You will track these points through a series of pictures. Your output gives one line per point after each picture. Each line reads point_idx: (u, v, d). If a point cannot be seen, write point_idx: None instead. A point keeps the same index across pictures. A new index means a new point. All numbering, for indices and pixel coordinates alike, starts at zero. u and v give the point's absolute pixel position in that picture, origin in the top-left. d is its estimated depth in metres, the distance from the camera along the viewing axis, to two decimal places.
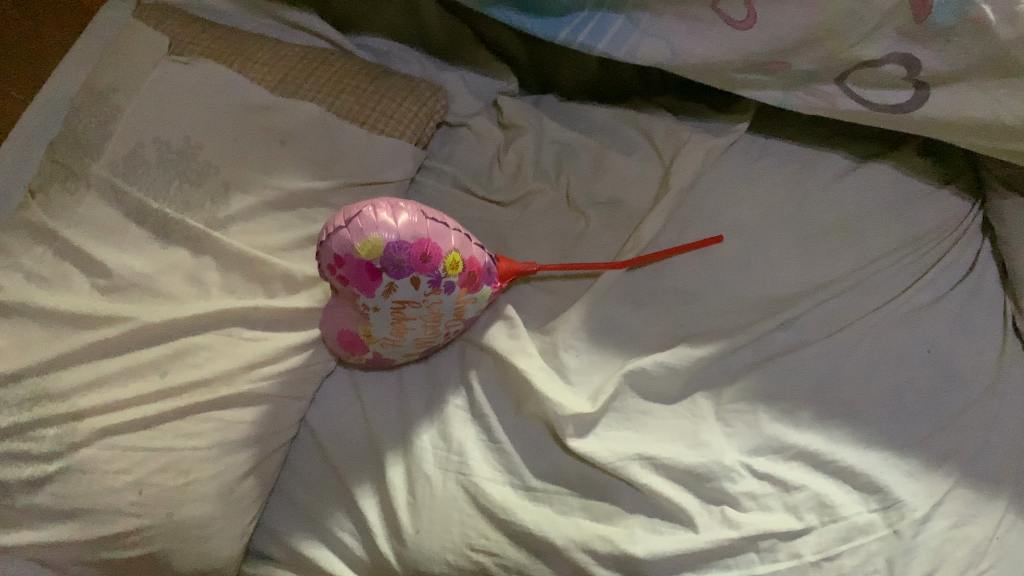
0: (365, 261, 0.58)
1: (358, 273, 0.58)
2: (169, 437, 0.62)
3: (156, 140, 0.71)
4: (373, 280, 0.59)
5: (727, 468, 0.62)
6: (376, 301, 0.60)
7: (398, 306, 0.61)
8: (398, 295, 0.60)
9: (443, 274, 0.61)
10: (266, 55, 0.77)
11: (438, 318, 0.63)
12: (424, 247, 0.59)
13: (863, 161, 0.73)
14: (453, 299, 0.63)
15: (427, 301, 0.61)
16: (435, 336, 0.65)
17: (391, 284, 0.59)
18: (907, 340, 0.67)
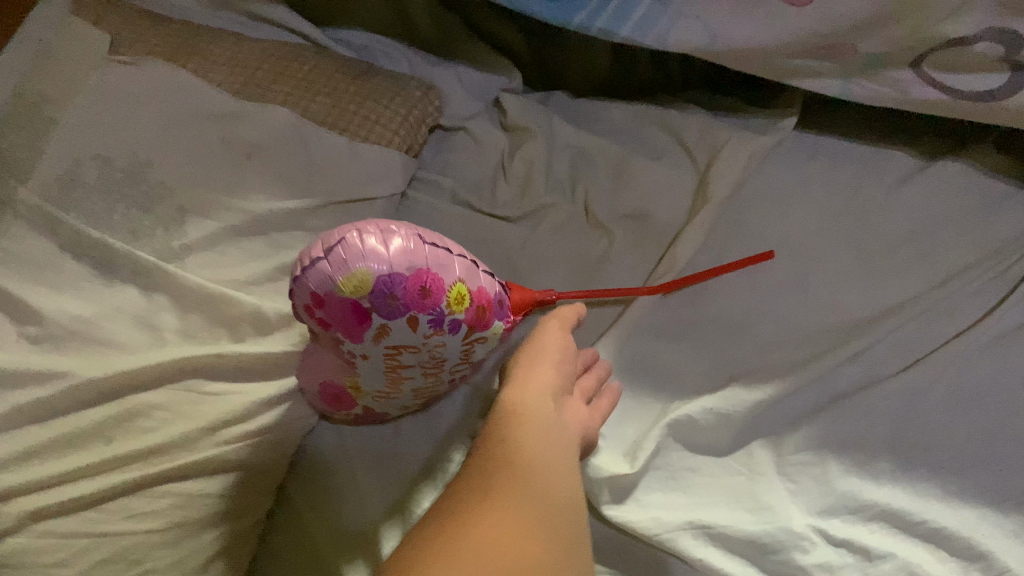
0: (349, 300, 0.46)
1: (342, 315, 0.46)
2: (118, 519, 0.50)
3: (96, 156, 0.59)
4: (361, 323, 0.47)
5: (797, 537, 0.51)
6: (365, 347, 0.48)
7: (392, 353, 0.49)
8: (393, 339, 0.48)
9: (446, 313, 0.48)
10: (227, 52, 0.66)
11: (443, 364, 0.51)
12: (423, 281, 0.47)
13: (928, 162, 0.62)
14: (460, 342, 0.50)
15: (428, 346, 0.49)
16: (439, 383, 0.54)
17: (383, 327, 0.47)
18: (1001, 370, 0.56)
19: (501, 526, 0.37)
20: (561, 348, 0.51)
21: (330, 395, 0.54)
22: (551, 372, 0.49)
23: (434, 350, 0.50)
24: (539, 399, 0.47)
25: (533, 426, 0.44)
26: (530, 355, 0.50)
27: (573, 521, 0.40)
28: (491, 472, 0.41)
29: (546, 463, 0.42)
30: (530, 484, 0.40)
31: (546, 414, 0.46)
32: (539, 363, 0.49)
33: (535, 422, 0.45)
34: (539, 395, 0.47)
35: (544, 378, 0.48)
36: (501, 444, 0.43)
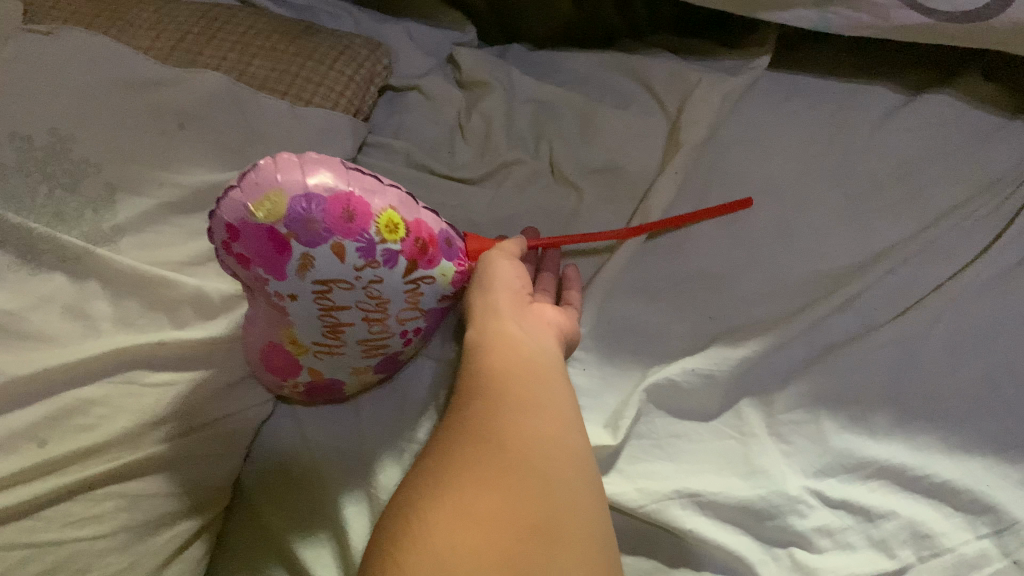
0: (266, 227, 0.43)
1: (260, 247, 0.43)
2: (57, 528, 0.45)
3: (12, 135, 0.54)
4: (281, 253, 0.43)
5: (793, 500, 0.48)
6: (292, 288, 0.45)
7: (322, 290, 0.45)
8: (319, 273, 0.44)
9: (376, 241, 0.45)
10: (153, 16, 0.61)
11: (385, 308, 0.47)
12: (345, 203, 0.44)
13: (914, 95, 0.58)
14: (398, 278, 0.47)
15: (361, 280, 0.45)
16: (388, 337, 0.49)
17: (307, 258, 0.44)
18: (1001, 310, 0.53)
19: (488, 449, 0.35)
20: (517, 275, 0.50)
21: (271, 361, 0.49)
22: (511, 301, 0.48)
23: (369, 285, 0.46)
24: (504, 325, 0.45)
25: (499, 351, 0.43)
26: (486, 280, 0.49)
27: (562, 426, 0.39)
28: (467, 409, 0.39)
29: (522, 379, 0.41)
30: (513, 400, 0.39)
31: (515, 336, 0.44)
32: (493, 293, 0.48)
33: (502, 349, 0.43)
34: (505, 320, 0.46)
35: (502, 303, 0.47)
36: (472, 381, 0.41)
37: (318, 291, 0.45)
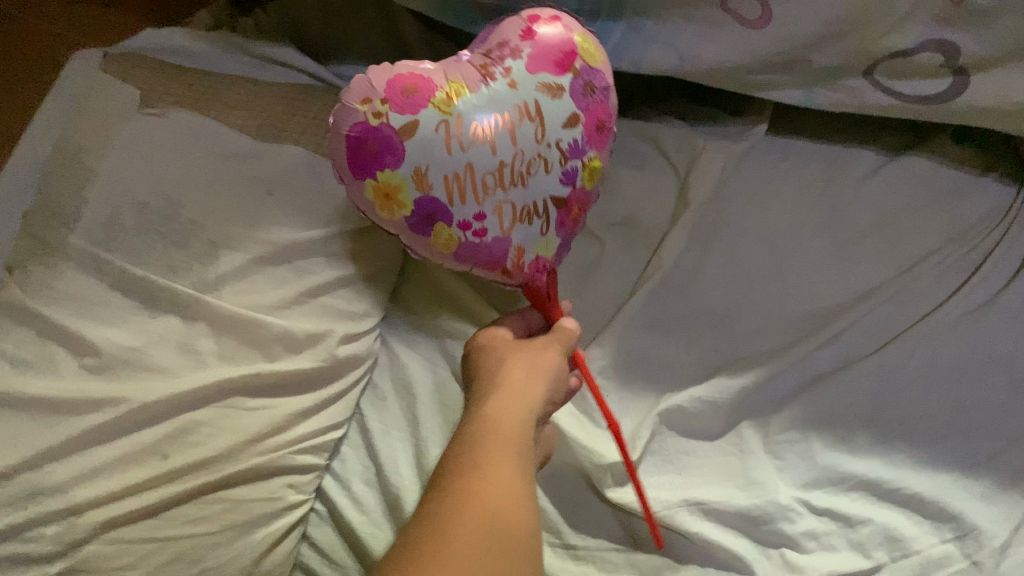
0: (569, 48, 0.54)
1: (549, 53, 0.54)
2: (178, 525, 0.58)
3: (133, 201, 0.66)
4: (558, 73, 0.53)
5: (784, 508, 0.57)
6: (534, 83, 0.52)
7: (539, 123, 0.52)
8: (548, 121, 0.52)
9: (581, 157, 0.54)
10: (245, 98, 0.74)
11: (484, 197, 0.51)
12: (602, 116, 0.55)
13: (893, 156, 0.68)
14: (549, 187, 0.53)
15: (552, 145, 0.52)
16: (487, 193, 0.51)
17: (565, 88, 0.53)
18: (969, 344, 0.61)
19: (468, 525, 0.37)
20: (555, 366, 0.52)
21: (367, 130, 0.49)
22: (539, 390, 0.50)
23: (524, 171, 0.52)
24: (518, 409, 0.47)
25: (510, 437, 0.44)
26: (527, 364, 0.51)
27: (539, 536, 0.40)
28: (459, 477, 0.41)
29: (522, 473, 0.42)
30: (506, 491, 0.40)
31: (527, 429, 0.46)
32: (523, 375, 0.50)
33: (511, 435, 0.45)
34: (526, 408, 0.47)
35: (531, 390, 0.49)
36: (472, 449, 0.43)
37: (538, 129, 0.52)
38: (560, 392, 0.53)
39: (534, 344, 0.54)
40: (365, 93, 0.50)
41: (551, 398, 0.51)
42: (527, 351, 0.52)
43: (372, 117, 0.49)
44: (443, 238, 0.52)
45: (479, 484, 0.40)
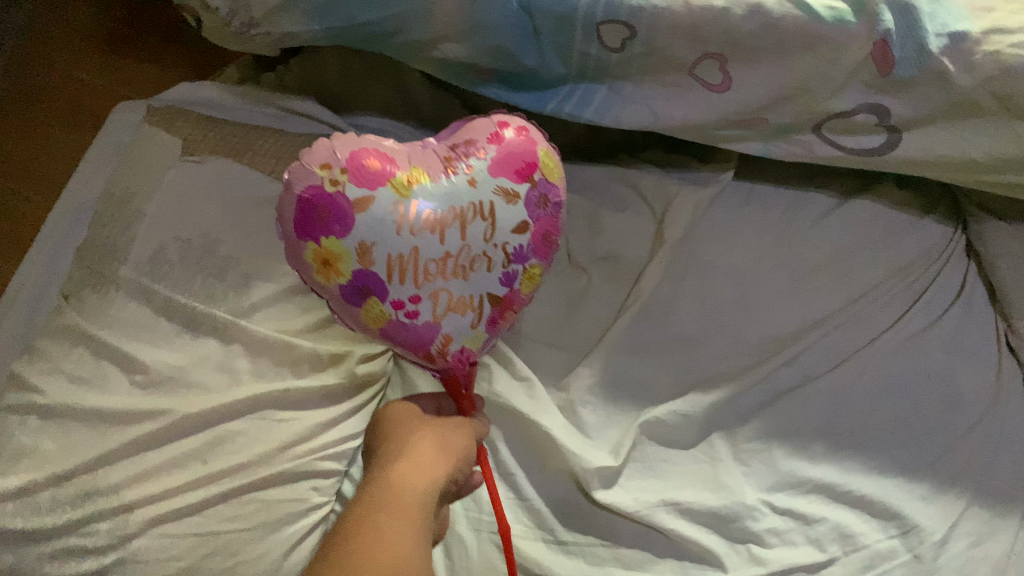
0: (534, 159, 0.59)
1: (514, 157, 0.58)
2: (216, 522, 0.65)
3: (177, 239, 0.76)
4: (516, 181, 0.57)
5: (750, 508, 0.65)
6: (493, 186, 0.56)
7: (490, 224, 0.56)
8: (499, 223, 0.56)
9: (523, 264, 0.58)
10: (273, 147, 0.84)
11: (421, 284, 0.55)
12: (549, 230, 0.60)
13: (846, 199, 0.77)
14: (486, 286, 0.57)
15: (499, 247, 0.56)
16: (423, 279, 0.55)
17: (520, 198, 0.57)
18: (907, 365, 0.70)
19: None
20: (463, 443, 0.57)
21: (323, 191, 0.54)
22: (444, 461, 0.54)
23: (466, 265, 0.56)
24: (420, 475, 0.52)
25: (410, 510, 0.49)
26: (437, 442, 0.55)
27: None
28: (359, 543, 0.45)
29: (418, 545, 0.47)
30: (402, 562, 0.45)
31: (428, 504, 0.50)
32: (433, 452, 0.54)
33: (412, 509, 0.49)
34: (431, 484, 0.52)
35: (438, 466, 0.53)
36: (372, 519, 0.47)
37: (488, 229, 0.56)
38: (467, 468, 0.57)
39: (449, 423, 0.58)
40: (327, 159, 0.54)
41: (457, 474, 0.56)
42: (440, 429, 0.57)
43: (330, 183, 0.54)
44: (375, 312, 0.56)
45: (376, 554, 0.45)
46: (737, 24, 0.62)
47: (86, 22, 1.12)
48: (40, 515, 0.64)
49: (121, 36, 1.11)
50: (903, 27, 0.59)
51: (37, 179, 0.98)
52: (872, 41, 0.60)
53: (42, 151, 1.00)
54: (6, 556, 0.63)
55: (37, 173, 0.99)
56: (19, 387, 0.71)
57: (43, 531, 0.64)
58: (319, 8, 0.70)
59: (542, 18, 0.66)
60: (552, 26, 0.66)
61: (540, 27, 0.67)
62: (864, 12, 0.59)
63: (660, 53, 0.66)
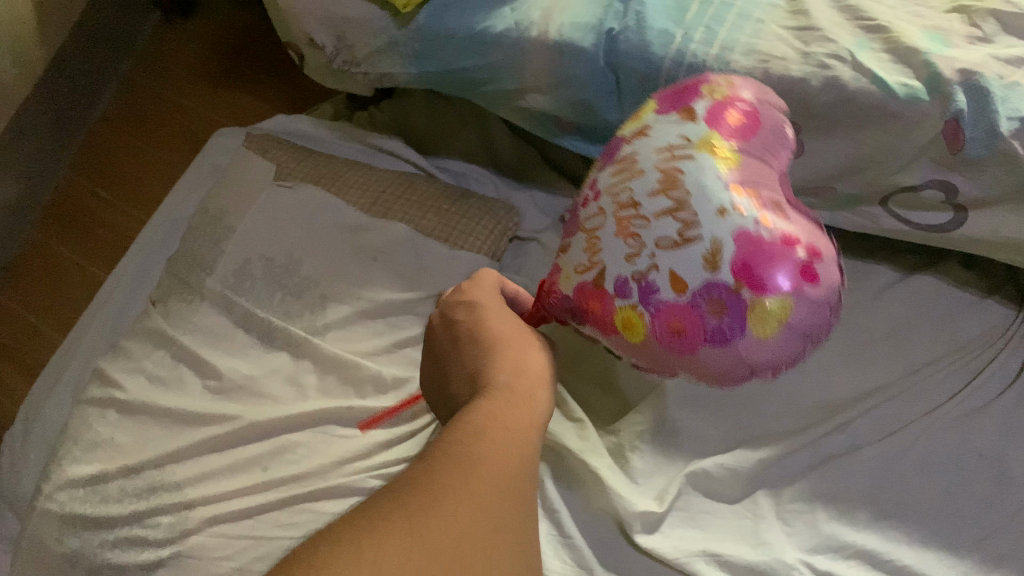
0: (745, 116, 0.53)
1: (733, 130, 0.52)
2: (271, 527, 0.66)
3: (262, 256, 0.81)
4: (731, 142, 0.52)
5: (789, 566, 0.64)
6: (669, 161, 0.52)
7: (681, 221, 0.50)
8: (672, 235, 0.50)
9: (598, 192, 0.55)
10: (360, 180, 0.87)
11: (715, 269, 0.48)
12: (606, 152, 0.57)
13: (909, 273, 0.78)
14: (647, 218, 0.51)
15: (638, 217, 0.51)
16: (627, 231, 0.52)
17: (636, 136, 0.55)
18: (960, 442, 0.69)
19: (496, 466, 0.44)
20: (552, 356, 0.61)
21: (760, 278, 0.47)
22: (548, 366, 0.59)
23: (626, 216, 0.52)
24: (535, 383, 0.56)
25: (529, 408, 0.52)
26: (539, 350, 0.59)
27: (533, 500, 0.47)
28: (492, 423, 0.48)
29: (534, 441, 0.50)
30: (522, 455, 0.47)
31: (539, 407, 0.54)
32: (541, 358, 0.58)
33: (528, 409, 0.52)
34: (542, 387, 0.56)
35: (544, 374, 0.57)
36: (503, 408, 0.50)
37: (678, 227, 0.50)
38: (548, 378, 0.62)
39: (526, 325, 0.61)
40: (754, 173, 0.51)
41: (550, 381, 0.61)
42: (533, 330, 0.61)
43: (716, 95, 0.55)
44: (626, 315, 0.52)
45: (506, 439, 0.47)
46: (814, 94, 0.65)
47: (191, 57, 1.21)
48: (108, 503, 0.68)
49: (220, 68, 1.19)
50: (976, 109, 0.61)
51: (141, 193, 1.08)
52: (944, 121, 0.62)
53: (142, 166, 1.10)
54: (71, 539, 0.67)
55: (142, 187, 1.08)
56: (104, 381, 0.76)
57: (107, 519, 0.67)
58: (422, 53, 0.77)
59: (626, 77, 0.70)
60: (636, 86, 0.70)
61: (623, 85, 0.71)
62: (938, 92, 0.61)
63: None
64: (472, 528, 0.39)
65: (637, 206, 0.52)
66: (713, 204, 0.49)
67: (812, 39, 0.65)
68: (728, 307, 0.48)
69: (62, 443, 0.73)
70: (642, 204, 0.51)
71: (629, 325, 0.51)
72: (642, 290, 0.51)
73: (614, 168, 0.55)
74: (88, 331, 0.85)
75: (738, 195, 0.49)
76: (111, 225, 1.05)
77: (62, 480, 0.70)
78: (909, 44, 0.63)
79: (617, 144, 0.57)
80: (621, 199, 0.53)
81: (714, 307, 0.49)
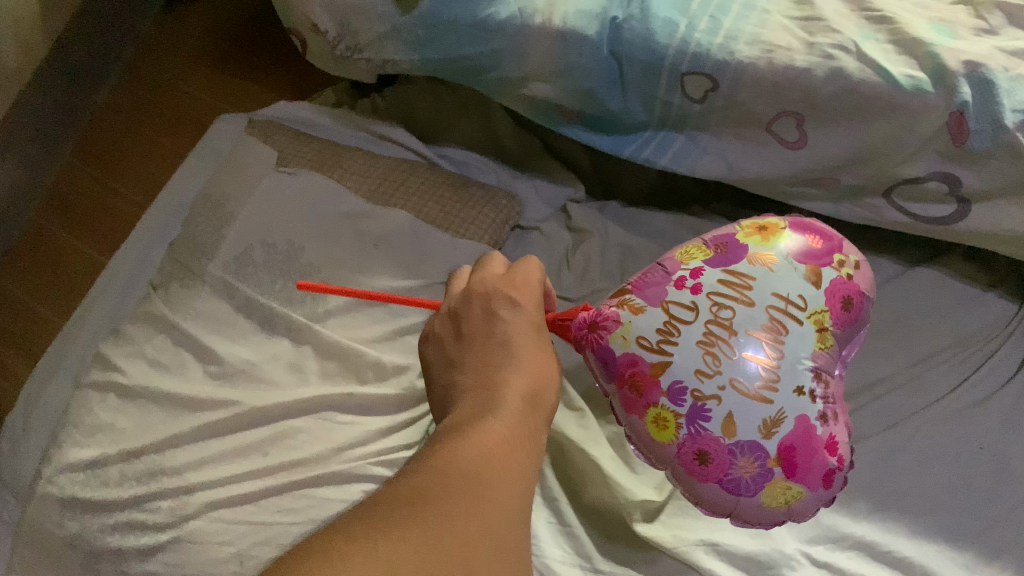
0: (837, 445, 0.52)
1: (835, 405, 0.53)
2: (269, 513, 0.66)
3: (263, 243, 0.81)
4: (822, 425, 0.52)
5: (788, 556, 0.64)
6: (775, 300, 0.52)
7: (757, 340, 0.51)
8: (750, 348, 0.51)
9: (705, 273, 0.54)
10: (363, 166, 0.88)
11: (777, 426, 0.51)
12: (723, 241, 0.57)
13: (912, 266, 0.78)
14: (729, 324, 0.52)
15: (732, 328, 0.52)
16: (718, 335, 0.52)
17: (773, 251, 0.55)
18: (960, 435, 0.70)
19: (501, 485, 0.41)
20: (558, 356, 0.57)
21: (798, 468, 0.51)
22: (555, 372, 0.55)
23: (724, 325, 0.52)
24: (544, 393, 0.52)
25: (534, 422, 0.49)
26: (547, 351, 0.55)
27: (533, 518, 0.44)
28: (498, 441, 0.45)
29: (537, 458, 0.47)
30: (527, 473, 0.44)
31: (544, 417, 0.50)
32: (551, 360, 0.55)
33: (533, 422, 0.49)
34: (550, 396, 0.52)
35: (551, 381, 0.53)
36: (509, 423, 0.47)
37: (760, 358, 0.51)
38: None
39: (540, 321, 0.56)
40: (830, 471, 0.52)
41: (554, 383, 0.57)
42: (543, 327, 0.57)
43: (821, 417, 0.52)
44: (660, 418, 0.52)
45: (510, 457, 0.44)
46: (818, 84, 0.65)
47: (193, 43, 1.20)
48: (108, 487, 0.68)
49: (223, 54, 1.19)
50: (981, 101, 0.60)
51: (142, 178, 1.08)
52: (949, 112, 0.61)
53: (143, 152, 1.10)
54: (71, 522, 0.68)
55: (144, 172, 1.08)
56: (105, 365, 0.76)
57: (107, 503, 0.67)
58: (426, 40, 0.77)
59: (629, 65, 0.70)
60: (640, 74, 0.70)
61: (627, 73, 0.71)
62: (943, 83, 0.61)
63: (740, 107, 0.69)
64: (475, 547, 0.37)
65: (731, 332, 0.52)
66: (794, 384, 0.51)
67: (817, 29, 0.65)
68: (759, 470, 0.51)
69: (62, 427, 0.73)
70: (711, 308, 0.52)
71: (659, 425, 0.53)
72: (694, 410, 0.51)
73: (729, 277, 0.54)
74: (89, 316, 0.85)
75: (815, 382, 0.52)
76: (112, 210, 1.05)
77: (63, 464, 0.70)
78: (914, 36, 0.63)
79: (738, 257, 0.55)
80: (721, 315, 0.52)
81: (747, 464, 0.51)
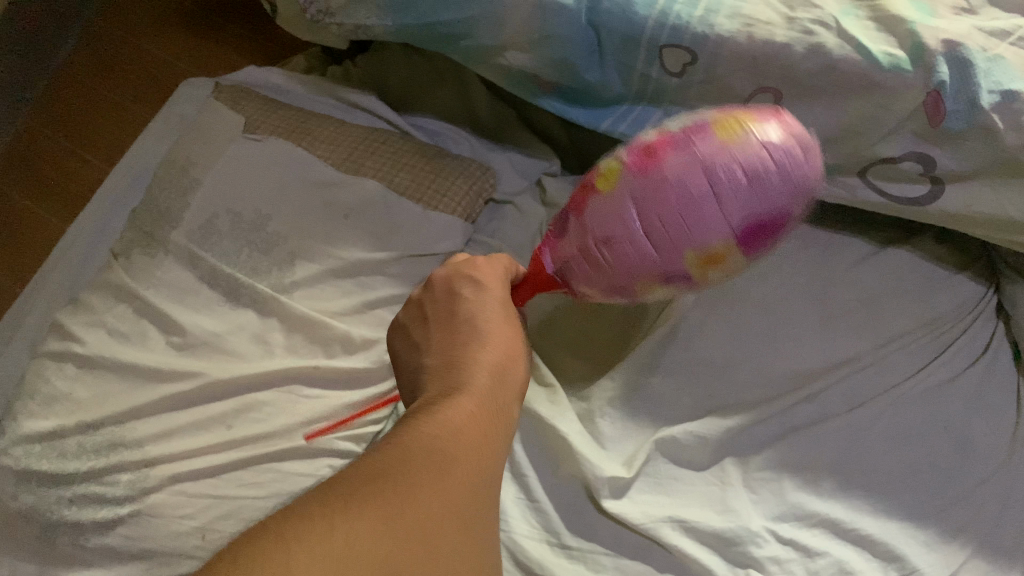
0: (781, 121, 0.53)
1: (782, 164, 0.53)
2: (233, 487, 0.65)
3: (229, 211, 0.79)
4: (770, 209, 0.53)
5: (753, 534, 0.64)
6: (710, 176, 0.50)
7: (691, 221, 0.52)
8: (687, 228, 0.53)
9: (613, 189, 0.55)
10: (333, 134, 0.86)
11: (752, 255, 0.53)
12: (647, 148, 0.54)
13: (883, 247, 0.79)
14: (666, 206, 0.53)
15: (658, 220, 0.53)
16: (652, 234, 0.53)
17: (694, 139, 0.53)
18: (926, 415, 0.70)
19: (467, 456, 0.41)
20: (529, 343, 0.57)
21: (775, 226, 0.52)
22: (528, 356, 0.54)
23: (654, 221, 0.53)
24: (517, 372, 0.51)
25: (505, 400, 0.48)
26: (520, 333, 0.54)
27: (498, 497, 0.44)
28: (469, 414, 0.44)
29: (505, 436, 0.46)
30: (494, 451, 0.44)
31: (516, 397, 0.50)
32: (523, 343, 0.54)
33: (504, 399, 0.48)
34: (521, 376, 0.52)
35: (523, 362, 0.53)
36: (480, 397, 0.46)
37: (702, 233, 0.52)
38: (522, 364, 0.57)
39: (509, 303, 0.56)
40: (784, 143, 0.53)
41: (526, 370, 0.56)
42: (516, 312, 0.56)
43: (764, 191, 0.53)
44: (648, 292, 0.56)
45: (480, 433, 0.44)
46: (797, 61, 0.64)
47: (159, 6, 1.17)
48: (65, 460, 0.66)
49: (189, 17, 1.15)
50: (958, 79, 0.60)
51: (104, 142, 1.04)
52: (926, 91, 0.61)
53: (105, 115, 1.07)
54: (26, 495, 0.65)
55: (106, 137, 1.05)
56: (63, 334, 0.74)
57: (64, 475, 0.65)
58: (400, 4, 0.75)
59: (608, 35, 0.69)
60: (618, 45, 0.69)
61: (606, 44, 0.70)
62: (921, 62, 0.61)
63: (718, 81, 0.68)
64: (442, 518, 0.37)
65: None
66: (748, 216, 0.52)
67: (797, 5, 0.64)
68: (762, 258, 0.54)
69: (18, 397, 0.71)
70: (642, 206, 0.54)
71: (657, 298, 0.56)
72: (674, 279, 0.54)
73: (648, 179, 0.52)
74: (47, 284, 0.82)
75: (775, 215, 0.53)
76: (72, 175, 1.02)
77: (18, 436, 0.68)
78: (894, 13, 0.63)
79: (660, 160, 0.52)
80: None
81: None
